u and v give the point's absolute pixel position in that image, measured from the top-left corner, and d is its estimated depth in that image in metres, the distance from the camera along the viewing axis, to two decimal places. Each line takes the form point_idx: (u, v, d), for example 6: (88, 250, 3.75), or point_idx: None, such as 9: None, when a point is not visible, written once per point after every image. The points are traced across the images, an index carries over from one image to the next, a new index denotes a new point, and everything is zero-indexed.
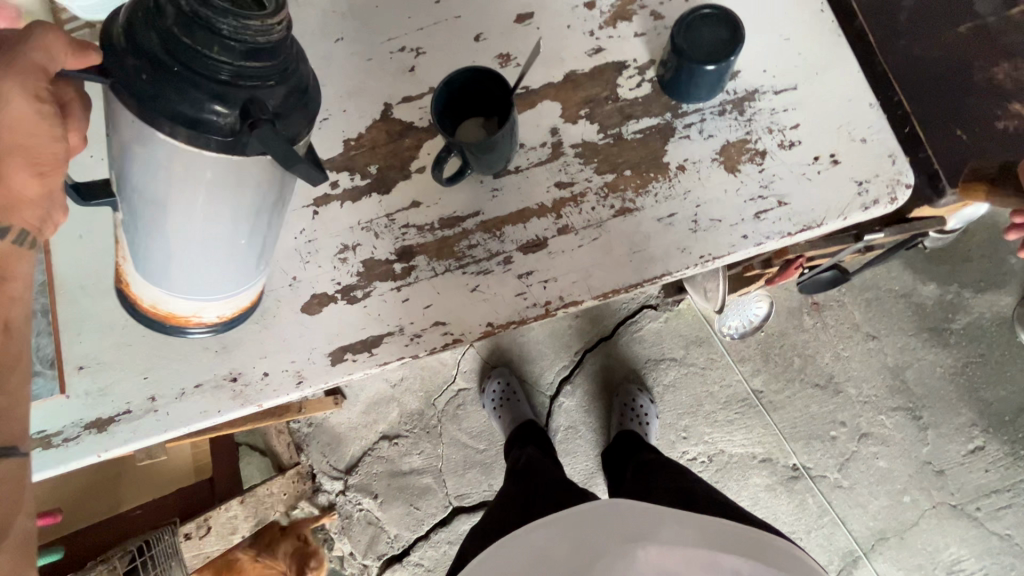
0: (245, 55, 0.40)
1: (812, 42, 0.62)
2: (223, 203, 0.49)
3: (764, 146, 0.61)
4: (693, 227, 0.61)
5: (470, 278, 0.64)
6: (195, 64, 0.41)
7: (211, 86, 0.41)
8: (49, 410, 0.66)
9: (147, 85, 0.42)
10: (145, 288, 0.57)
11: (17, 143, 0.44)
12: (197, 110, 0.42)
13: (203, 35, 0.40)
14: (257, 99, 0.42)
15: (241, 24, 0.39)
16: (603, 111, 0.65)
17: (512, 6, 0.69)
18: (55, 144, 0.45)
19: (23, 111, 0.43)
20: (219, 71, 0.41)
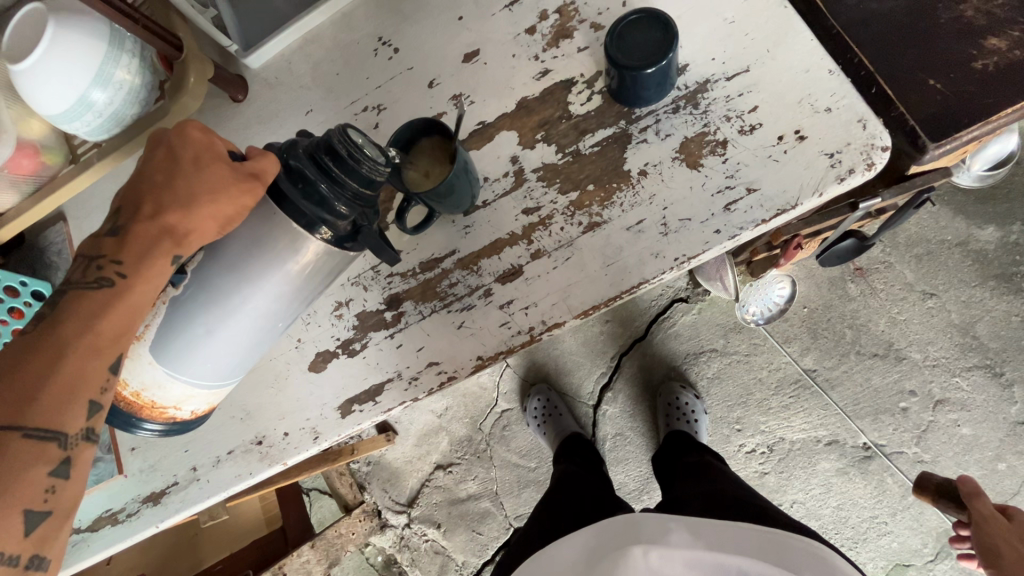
0: (367, 184, 0.50)
1: (758, 21, 0.60)
2: (278, 301, 0.57)
3: (724, 135, 0.59)
4: (662, 230, 0.60)
5: (456, 315, 0.65)
6: (326, 186, 0.50)
7: (335, 201, 0.50)
8: (114, 489, 0.75)
9: (294, 193, 0.51)
10: (148, 369, 0.55)
11: (215, 216, 0.53)
12: (323, 218, 0.52)
13: (341, 166, 0.49)
14: (366, 213, 0.53)
15: (372, 162, 0.50)
16: (559, 131, 0.65)
17: (458, 47, 0.71)
18: (234, 212, 0.53)
19: (235, 202, 0.53)
20: (345, 191, 0.50)
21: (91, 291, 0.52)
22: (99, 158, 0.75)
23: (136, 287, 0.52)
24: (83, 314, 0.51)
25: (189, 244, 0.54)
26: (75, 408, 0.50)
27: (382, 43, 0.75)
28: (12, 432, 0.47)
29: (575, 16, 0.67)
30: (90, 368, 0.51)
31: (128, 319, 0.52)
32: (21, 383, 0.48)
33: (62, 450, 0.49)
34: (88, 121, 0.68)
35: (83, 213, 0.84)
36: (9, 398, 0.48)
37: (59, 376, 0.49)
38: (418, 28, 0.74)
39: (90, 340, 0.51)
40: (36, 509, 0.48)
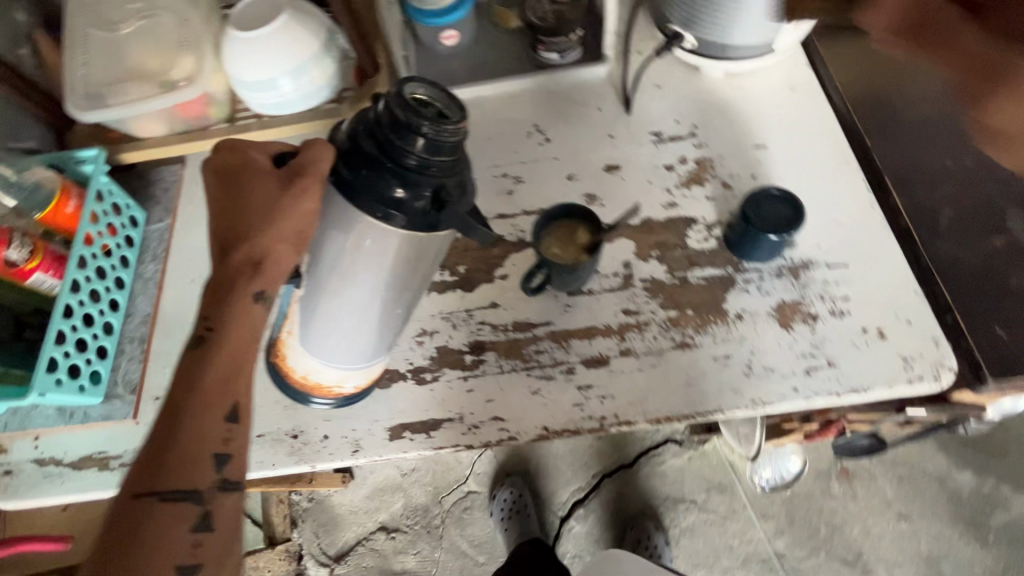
0: (432, 149, 0.48)
1: (861, 230, 0.72)
2: (388, 283, 0.58)
3: (816, 310, 0.68)
4: (746, 371, 0.66)
5: (533, 381, 0.68)
6: (402, 157, 0.49)
7: (404, 174, 0.49)
8: (118, 433, 0.71)
9: (353, 183, 0.51)
10: (301, 360, 0.64)
11: (285, 233, 0.54)
12: (400, 199, 0.50)
13: (399, 135, 0.48)
14: (440, 179, 0.50)
15: (431, 122, 0.48)
16: (673, 255, 0.74)
17: (603, 158, 0.82)
18: (301, 223, 0.54)
19: (300, 209, 0.53)
20: (410, 160, 0.48)
21: (199, 351, 0.54)
22: (255, 128, 0.81)
23: (236, 338, 0.55)
24: (191, 378, 0.53)
25: (269, 273, 0.56)
26: (200, 468, 0.52)
27: (535, 130, 0.85)
28: (151, 497, 0.50)
29: (710, 171, 0.78)
30: (205, 425, 0.53)
31: (233, 367, 0.55)
32: (149, 458, 0.51)
33: (198, 507, 0.51)
34: (269, 96, 0.78)
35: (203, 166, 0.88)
36: (147, 464, 0.51)
37: (181, 436, 0.52)
38: (572, 129, 0.85)
39: (201, 397, 0.53)
40: (186, 564, 0.49)
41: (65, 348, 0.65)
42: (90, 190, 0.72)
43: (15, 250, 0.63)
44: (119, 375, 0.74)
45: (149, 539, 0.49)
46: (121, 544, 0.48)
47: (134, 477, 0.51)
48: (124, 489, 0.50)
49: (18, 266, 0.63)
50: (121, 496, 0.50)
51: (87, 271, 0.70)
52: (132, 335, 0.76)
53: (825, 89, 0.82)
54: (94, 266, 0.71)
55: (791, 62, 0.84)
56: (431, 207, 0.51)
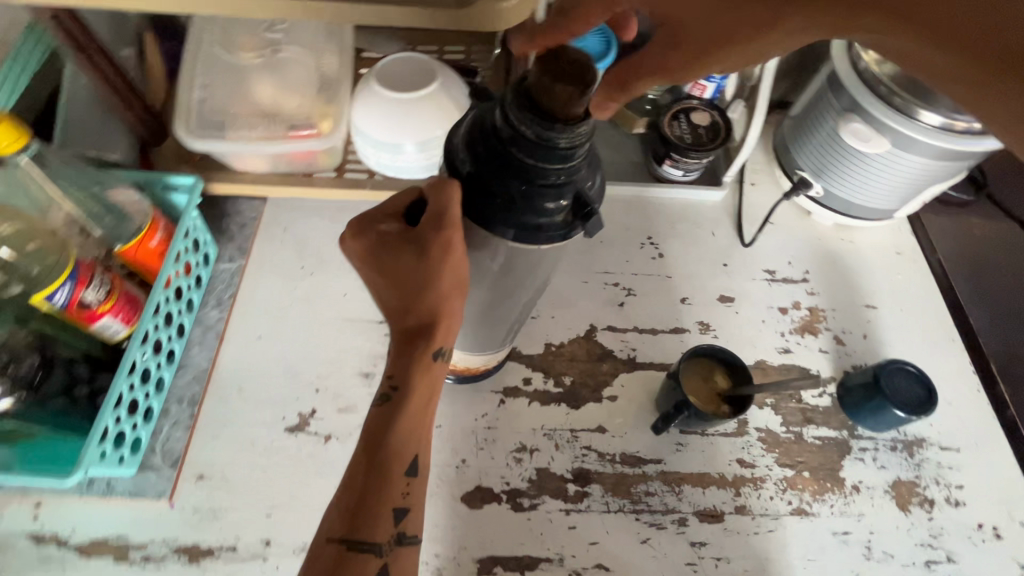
0: (564, 159, 0.45)
1: (971, 414, 0.72)
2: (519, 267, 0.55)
3: (932, 495, 0.66)
4: (866, 553, 0.62)
5: (642, 527, 0.62)
6: (533, 174, 0.45)
7: (537, 190, 0.46)
8: (145, 515, 0.59)
9: (476, 204, 0.48)
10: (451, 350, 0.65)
11: (446, 286, 0.49)
12: (535, 215, 0.47)
13: (530, 151, 0.44)
14: (568, 185, 0.47)
15: (564, 130, 0.43)
16: (788, 407, 0.71)
17: (717, 286, 0.80)
18: (456, 268, 0.49)
19: (453, 256, 0.48)
20: (541, 174, 0.45)
21: (386, 407, 0.50)
22: (366, 186, 0.75)
23: (419, 389, 0.50)
24: (380, 431, 0.49)
25: (446, 329, 0.51)
26: (382, 518, 0.47)
27: (648, 242, 0.83)
28: (346, 551, 0.45)
29: (823, 322, 0.78)
30: (391, 473, 0.48)
31: (419, 416, 0.51)
32: (345, 500, 0.47)
33: (380, 559, 0.46)
34: (396, 159, 0.72)
35: (289, 209, 0.81)
36: (343, 515, 0.47)
37: (372, 482, 0.47)
38: (686, 249, 0.83)
39: (389, 446, 0.49)
40: None
41: (119, 413, 0.55)
42: (180, 226, 0.63)
43: (92, 291, 0.53)
44: (159, 443, 0.62)
45: None
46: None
47: (329, 527, 0.47)
48: (318, 543, 0.46)
49: (89, 309, 0.53)
50: (316, 548, 0.46)
51: (158, 320, 0.60)
52: (181, 394, 0.65)
53: (929, 259, 0.85)
54: (165, 312, 0.62)
55: (897, 228, 0.86)
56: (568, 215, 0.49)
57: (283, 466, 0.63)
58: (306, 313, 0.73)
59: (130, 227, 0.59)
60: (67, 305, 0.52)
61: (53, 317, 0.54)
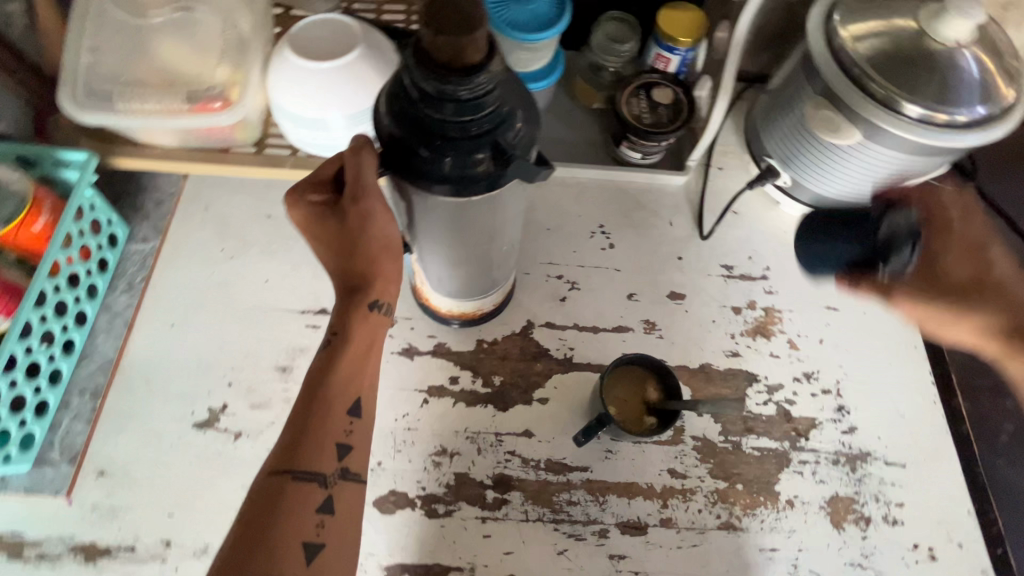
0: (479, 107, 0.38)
1: (923, 428, 0.68)
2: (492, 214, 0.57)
3: (870, 512, 0.63)
4: (791, 571, 0.60)
5: (560, 538, 0.60)
6: (445, 126, 0.39)
7: (458, 146, 0.40)
8: (41, 512, 0.57)
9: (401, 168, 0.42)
10: (440, 298, 0.65)
11: (385, 247, 0.50)
12: (457, 174, 0.40)
13: (439, 105, 0.37)
14: (498, 133, 0.40)
15: (471, 73, 0.36)
16: (729, 414, 0.67)
17: (668, 281, 0.75)
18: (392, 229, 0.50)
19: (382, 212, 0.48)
20: (457, 127, 0.39)
21: (327, 353, 0.49)
22: (288, 165, 0.69)
23: (359, 339, 0.50)
24: (320, 368, 0.49)
25: (384, 287, 0.51)
26: (323, 452, 0.46)
27: (599, 230, 0.77)
28: (287, 480, 0.44)
29: (778, 323, 0.73)
30: (335, 406, 0.48)
31: (361, 362, 0.50)
32: (288, 432, 0.47)
33: (323, 490, 0.46)
34: (316, 136, 0.66)
35: (212, 185, 0.75)
36: (284, 446, 0.46)
37: (312, 417, 0.47)
38: (639, 238, 0.77)
39: (338, 379, 0.48)
40: (312, 541, 0.44)
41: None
42: (68, 207, 0.58)
43: None
44: (57, 436, 0.60)
45: (272, 519, 0.43)
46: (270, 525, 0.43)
47: (272, 460, 0.46)
48: (260, 478, 0.45)
49: None
50: (256, 487, 0.45)
51: (44, 311, 0.57)
52: (83, 385, 0.62)
53: None
54: (54, 302, 0.58)
55: None
56: (495, 167, 0.41)
57: (188, 464, 0.60)
58: (222, 300, 0.69)
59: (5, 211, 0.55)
60: None
61: None
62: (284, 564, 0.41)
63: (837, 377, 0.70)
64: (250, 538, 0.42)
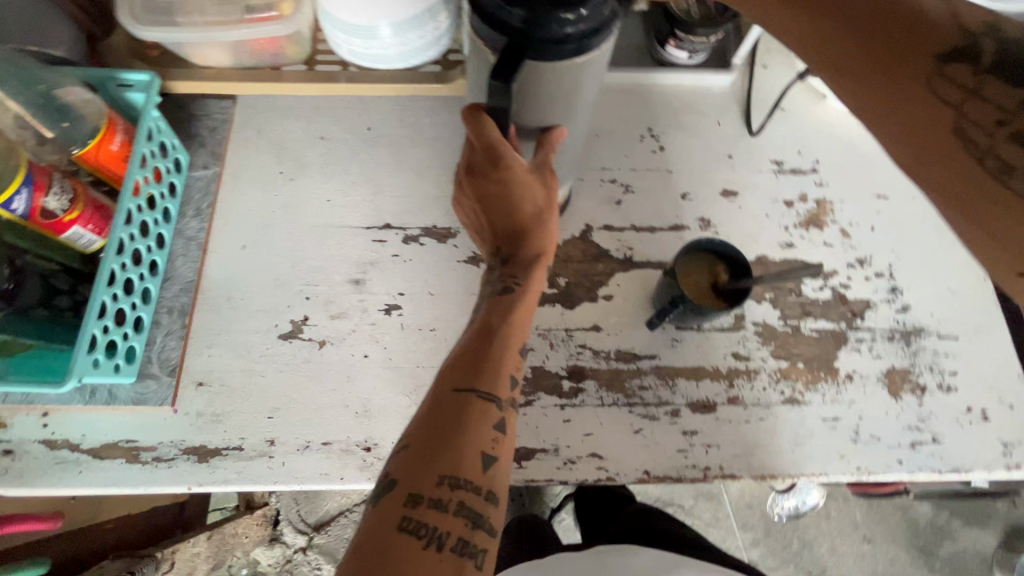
0: None
1: (975, 304, 0.71)
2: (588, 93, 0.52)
3: (925, 382, 0.67)
4: (853, 436, 0.64)
5: (636, 419, 0.64)
6: None
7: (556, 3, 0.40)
8: (149, 419, 0.61)
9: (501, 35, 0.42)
10: None
11: (550, 220, 0.52)
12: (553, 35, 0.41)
13: None
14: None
15: None
16: (786, 301, 0.70)
17: (720, 179, 0.76)
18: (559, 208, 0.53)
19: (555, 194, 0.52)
20: None
21: (502, 298, 0.49)
22: (342, 82, 0.70)
23: (531, 290, 0.51)
24: (499, 310, 0.49)
25: (546, 259, 0.52)
26: (503, 374, 0.46)
27: (649, 135, 0.78)
28: (469, 397, 0.44)
29: (829, 214, 0.74)
30: (511, 342, 0.48)
31: (528, 317, 0.51)
32: (467, 354, 0.46)
33: (500, 411, 0.44)
34: (368, 46, 0.65)
35: (262, 112, 0.75)
36: (461, 365, 0.45)
37: (495, 343, 0.47)
38: (689, 140, 0.78)
39: (511, 321, 0.48)
40: (490, 453, 0.43)
41: (106, 322, 0.54)
42: (140, 127, 0.58)
43: (53, 197, 0.50)
44: (155, 352, 0.63)
45: (456, 429, 0.42)
46: (452, 434, 0.42)
47: (449, 377, 0.45)
48: (436, 390, 0.45)
49: (55, 217, 0.51)
50: (433, 396, 0.45)
51: (132, 229, 0.58)
52: (171, 305, 0.65)
53: None
54: (139, 222, 0.59)
55: None
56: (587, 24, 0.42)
57: (279, 372, 0.64)
58: (288, 221, 0.70)
59: (85, 128, 0.55)
60: (29, 214, 0.50)
61: (17, 227, 0.52)
62: (465, 469, 0.41)
63: (889, 261, 0.72)
64: (434, 443, 0.42)
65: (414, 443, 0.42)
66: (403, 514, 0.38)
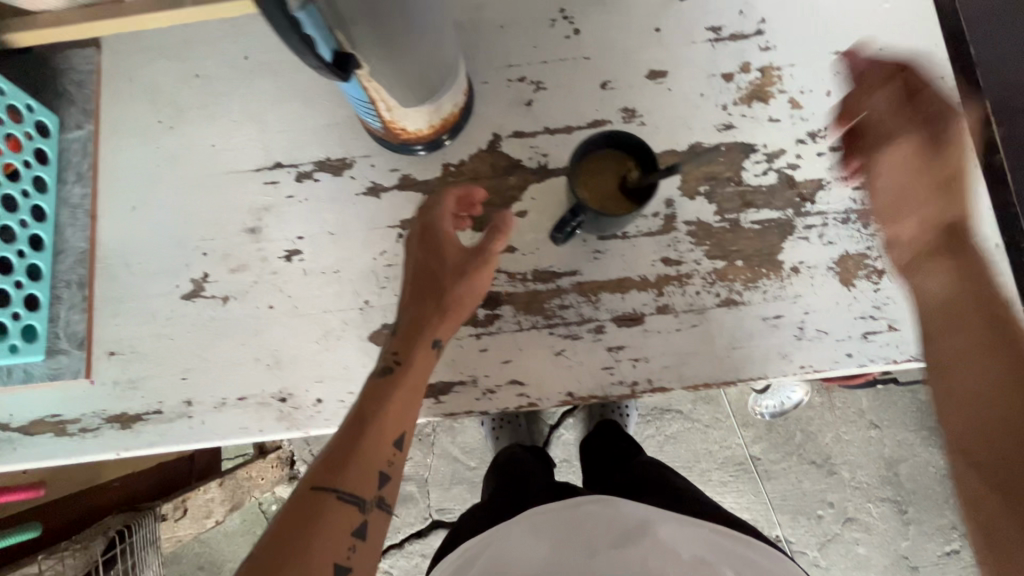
0: None
1: None
2: None
3: (884, 265, 0.59)
4: (797, 333, 0.59)
5: (557, 341, 0.60)
6: None
7: None
8: (68, 393, 0.61)
9: None
10: (407, 118, 0.56)
11: (456, 298, 0.56)
12: None
13: None
14: None
15: None
16: (724, 193, 0.62)
17: (646, 59, 0.65)
18: (467, 285, 0.56)
19: (467, 287, 0.56)
20: None
21: (382, 379, 0.54)
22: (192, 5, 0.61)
23: (415, 372, 0.55)
24: (370, 412, 0.52)
25: (421, 370, 0.55)
26: (370, 479, 0.50)
27: (561, 17, 0.66)
28: (329, 499, 0.48)
29: (777, 83, 0.63)
30: (384, 445, 0.52)
31: (411, 399, 0.54)
32: (339, 447, 0.50)
33: (362, 515, 0.49)
34: None
35: (128, 54, 0.68)
36: (328, 462, 0.49)
37: (367, 437, 0.51)
38: (608, 16, 0.66)
39: (383, 424, 0.52)
40: (340, 565, 0.46)
41: None
42: None
43: None
44: (60, 328, 0.61)
45: (313, 526, 0.46)
46: (306, 528, 0.46)
47: (313, 473, 0.49)
48: (302, 484, 0.49)
49: None
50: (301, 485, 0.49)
51: None
52: (67, 278, 0.62)
53: None
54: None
55: None
56: None
57: (187, 332, 0.62)
58: (175, 174, 0.65)
59: None
60: None
61: None
62: (311, 572, 0.44)
63: None
64: (290, 537, 0.45)
65: (277, 532, 0.46)
66: None
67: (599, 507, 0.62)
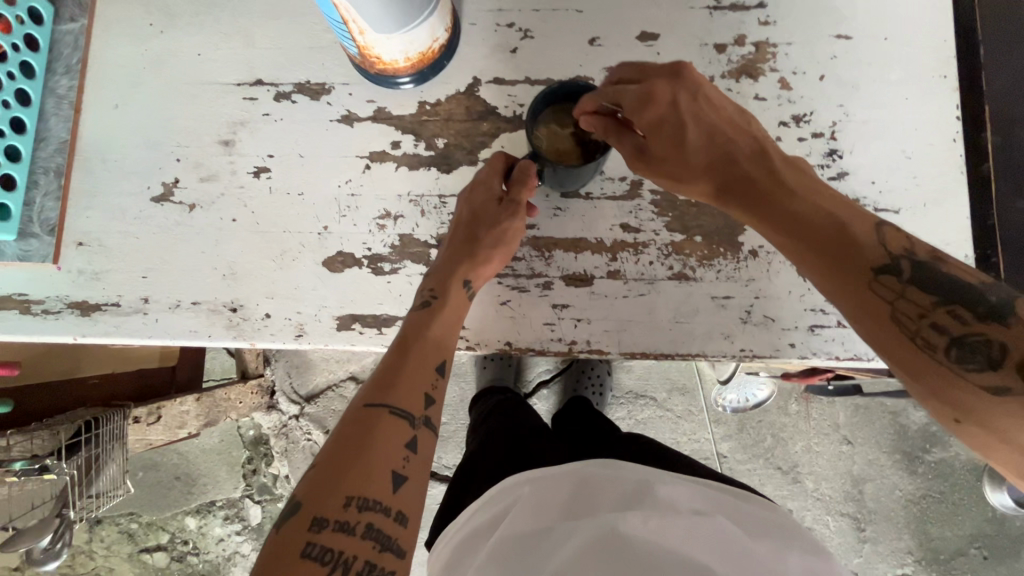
0: None
1: (933, 172, 0.58)
2: None
3: None
4: (744, 316, 0.58)
5: (504, 291, 0.60)
6: None
7: None
8: (35, 274, 0.64)
9: None
10: (386, 46, 0.56)
11: (493, 236, 0.57)
12: None
13: None
14: None
15: None
16: None
17: (640, 20, 0.63)
18: (510, 225, 0.57)
19: (508, 226, 0.57)
20: None
21: (426, 312, 0.54)
22: None
23: (449, 307, 0.55)
24: (406, 343, 0.53)
25: (454, 315, 0.56)
26: (416, 397, 0.50)
27: None
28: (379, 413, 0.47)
29: (769, 61, 0.61)
30: (423, 368, 0.52)
31: (450, 329, 0.55)
32: (390, 372, 0.50)
33: (412, 429, 0.48)
34: None
35: None
36: (377, 383, 0.49)
37: (407, 362, 0.51)
38: None
39: (427, 345, 0.53)
40: (400, 473, 0.45)
41: None
42: None
43: None
44: (34, 213, 0.63)
45: (364, 442, 0.45)
46: (361, 445, 0.45)
47: (363, 396, 0.49)
48: (352, 408, 0.48)
49: None
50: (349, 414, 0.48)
51: None
52: (46, 165, 0.64)
53: None
54: None
55: None
56: None
57: (153, 233, 0.64)
58: (159, 80, 0.66)
59: None
60: None
61: None
62: (369, 488, 0.43)
63: (834, 119, 0.60)
64: (341, 455, 0.45)
65: (325, 462, 0.45)
66: (308, 535, 0.41)
67: (600, 468, 0.57)
